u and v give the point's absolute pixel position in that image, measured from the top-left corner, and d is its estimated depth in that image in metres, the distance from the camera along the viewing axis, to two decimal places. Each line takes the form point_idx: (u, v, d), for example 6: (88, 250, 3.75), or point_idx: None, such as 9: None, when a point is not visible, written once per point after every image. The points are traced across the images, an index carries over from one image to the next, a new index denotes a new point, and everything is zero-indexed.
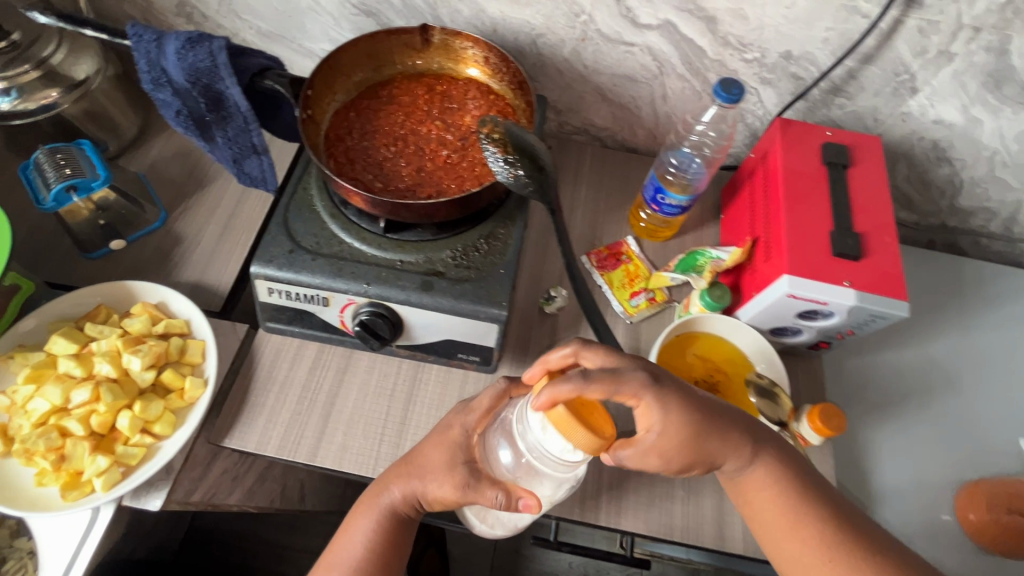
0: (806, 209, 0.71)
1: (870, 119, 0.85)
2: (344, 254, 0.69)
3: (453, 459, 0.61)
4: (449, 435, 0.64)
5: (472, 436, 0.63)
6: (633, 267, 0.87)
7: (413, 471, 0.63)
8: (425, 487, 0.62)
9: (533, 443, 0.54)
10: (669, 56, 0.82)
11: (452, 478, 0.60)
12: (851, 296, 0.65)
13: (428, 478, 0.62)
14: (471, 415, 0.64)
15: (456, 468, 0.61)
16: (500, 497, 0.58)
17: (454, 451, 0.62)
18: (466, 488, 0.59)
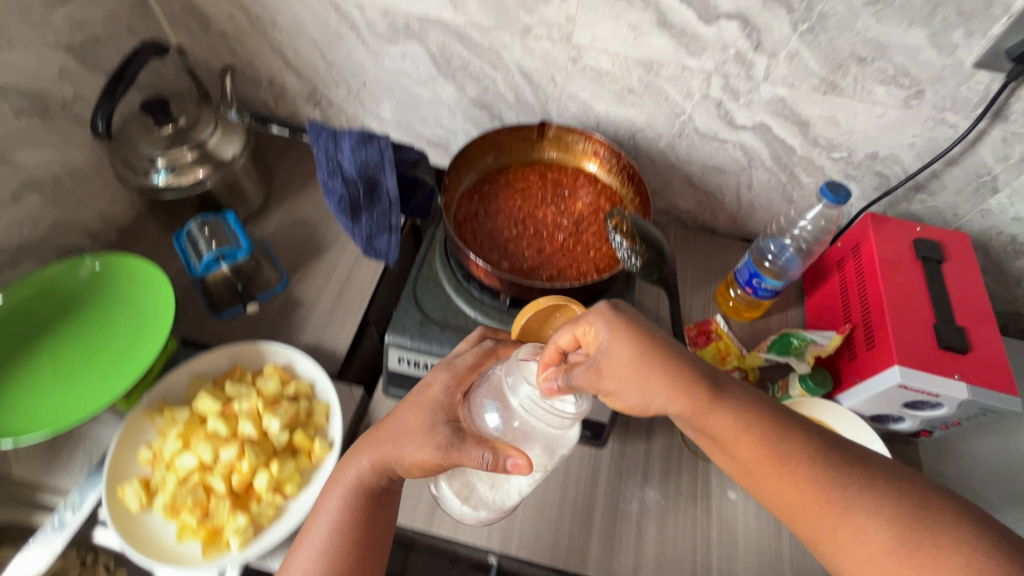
0: (905, 301, 0.75)
1: (949, 214, 0.91)
2: (469, 327, 0.74)
3: (434, 421, 0.58)
4: (427, 393, 0.61)
5: (455, 394, 0.61)
6: (724, 344, 0.88)
7: (389, 438, 0.60)
8: (398, 455, 0.58)
9: (526, 395, 0.53)
10: (759, 152, 0.90)
11: (431, 438, 0.57)
12: (963, 389, 0.67)
13: (404, 442, 0.58)
14: (453, 373, 0.62)
15: (435, 429, 0.57)
16: (486, 456, 0.53)
17: (434, 412, 0.59)
18: (449, 449, 0.56)
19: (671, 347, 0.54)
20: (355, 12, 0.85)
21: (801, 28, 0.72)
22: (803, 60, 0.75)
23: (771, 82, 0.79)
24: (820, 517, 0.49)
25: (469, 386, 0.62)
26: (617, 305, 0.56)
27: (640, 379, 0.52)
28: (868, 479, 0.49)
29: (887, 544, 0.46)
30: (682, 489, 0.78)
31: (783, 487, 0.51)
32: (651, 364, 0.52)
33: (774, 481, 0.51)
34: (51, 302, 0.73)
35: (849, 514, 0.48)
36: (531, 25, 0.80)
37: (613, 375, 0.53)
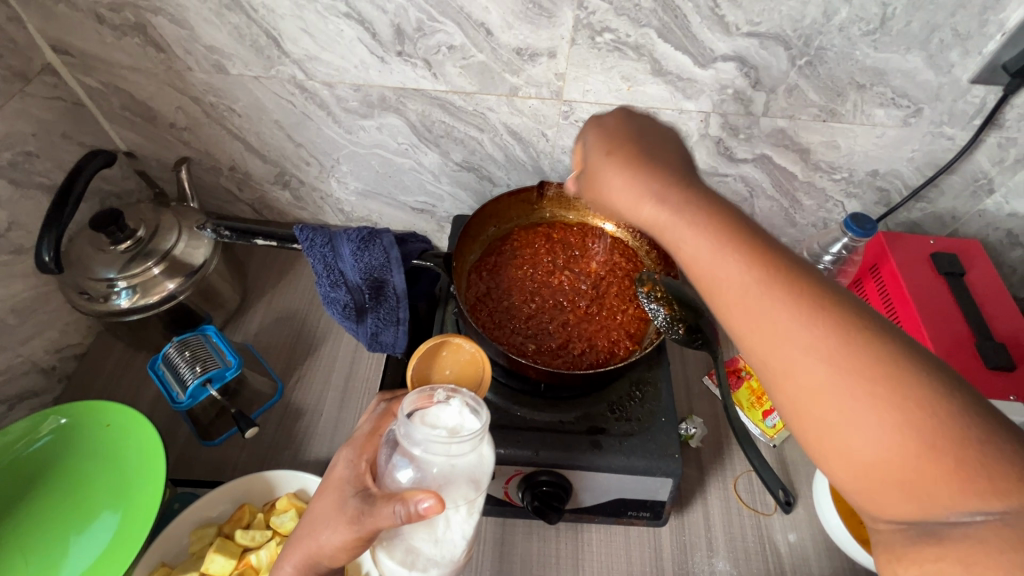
0: (942, 321, 0.73)
1: (949, 218, 0.91)
2: (502, 421, 0.68)
3: (343, 496, 0.52)
4: (335, 477, 0.55)
5: (360, 464, 0.55)
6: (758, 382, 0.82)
7: (308, 530, 0.52)
8: (317, 547, 0.51)
9: (423, 439, 0.48)
10: (760, 182, 0.88)
11: (343, 516, 0.50)
12: (1022, 410, 0.66)
13: (320, 530, 0.51)
14: (353, 446, 0.57)
15: (346, 504, 0.51)
16: (398, 509, 0.46)
17: (342, 488, 0.53)
18: (361, 517, 0.48)
19: (635, 158, 0.48)
20: (324, 91, 0.79)
21: (799, 62, 0.70)
22: (802, 92, 0.73)
23: (770, 116, 0.77)
24: (777, 346, 0.38)
25: (374, 452, 0.57)
26: (604, 117, 0.53)
27: (604, 171, 0.49)
28: (843, 313, 0.38)
29: (846, 372, 0.35)
30: (750, 553, 0.72)
31: (743, 315, 0.40)
32: (618, 153, 0.49)
33: (722, 300, 0.41)
34: (19, 479, 0.65)
35: (797, 344, 0.37)
36: (518, 85, 0.75)
37: (591, 175, 0.51)
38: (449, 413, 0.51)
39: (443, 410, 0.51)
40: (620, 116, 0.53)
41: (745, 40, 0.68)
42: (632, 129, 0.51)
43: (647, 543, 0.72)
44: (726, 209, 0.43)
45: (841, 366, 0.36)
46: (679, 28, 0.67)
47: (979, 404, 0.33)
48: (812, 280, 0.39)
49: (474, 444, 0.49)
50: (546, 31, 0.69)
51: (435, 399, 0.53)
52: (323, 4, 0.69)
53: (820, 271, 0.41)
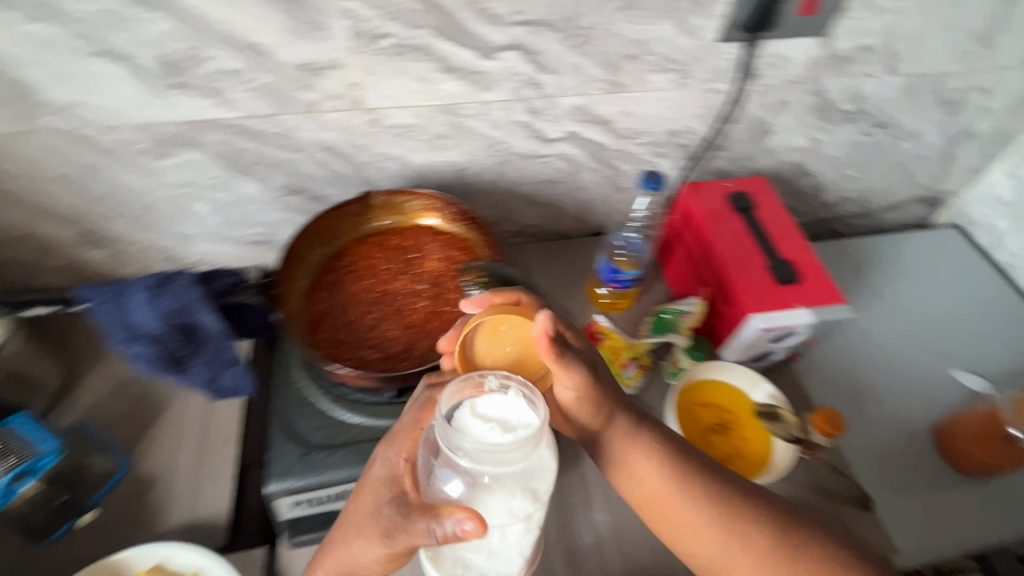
0: (739, 251, 0.83)
1: (744, 159, 1.04)
2: (358, 436, 0.67)
3: (378, 501, 0.54)
4: (370, 476, 0.56)
5: (399, 462, 0.55)
6: (612, 341, 0.93)
7: (343, 544, 0.55)
8: (352, 558, 0.55)
9: (473, 448, 0.46)
10: (579, 157, 0.94)
11: (377, 525, 0.52)
12: (807, 314, 0.76)
13: (354, 544, 0.54)
14: (392, 443, 0.56)
15: (381, 510, 0.53)
16: (433, 531, 0.48)
17: (378, 495, 0.54)
18: (393, 533, 0.51)
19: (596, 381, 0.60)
20: (106, 137, 0.73)
21: (572, 43, 0.76)
22: (585, 69, 0.80)
23: (565, 95, 0.83)
24: (707, 550, 0.57)
25: (412, 448, 0.56)
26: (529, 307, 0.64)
27: (584, 379, 0.59)
28: (741, 508, 0.58)
29: (758, 559, 0.56)
30: (625, 497, 0.77)
31: (680, 518, 0.58)
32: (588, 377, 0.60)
33: (673, 516, 0.59)
34: None
35: (725, 536, 0.57)
36: (315, 101, 0.75)
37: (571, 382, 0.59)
38: (501, 405, 0.50)
39: (503, 403, 0.50)
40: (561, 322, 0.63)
41: (518, 29, 0.73)
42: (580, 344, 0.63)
43: None
44: (668, 439, 0.62)
45: (753, 543, 0.56)
46: (454, 26, 0.71)
47: (830, 551, 0.56)
48: (719, 481, 0.59)
49: (531, 452, 0.47)
50: (324, 43, 0.69)
51: (486, 387, 0.51)
52: (71, 45, 0.64)
53: (723, 468, 0.62)
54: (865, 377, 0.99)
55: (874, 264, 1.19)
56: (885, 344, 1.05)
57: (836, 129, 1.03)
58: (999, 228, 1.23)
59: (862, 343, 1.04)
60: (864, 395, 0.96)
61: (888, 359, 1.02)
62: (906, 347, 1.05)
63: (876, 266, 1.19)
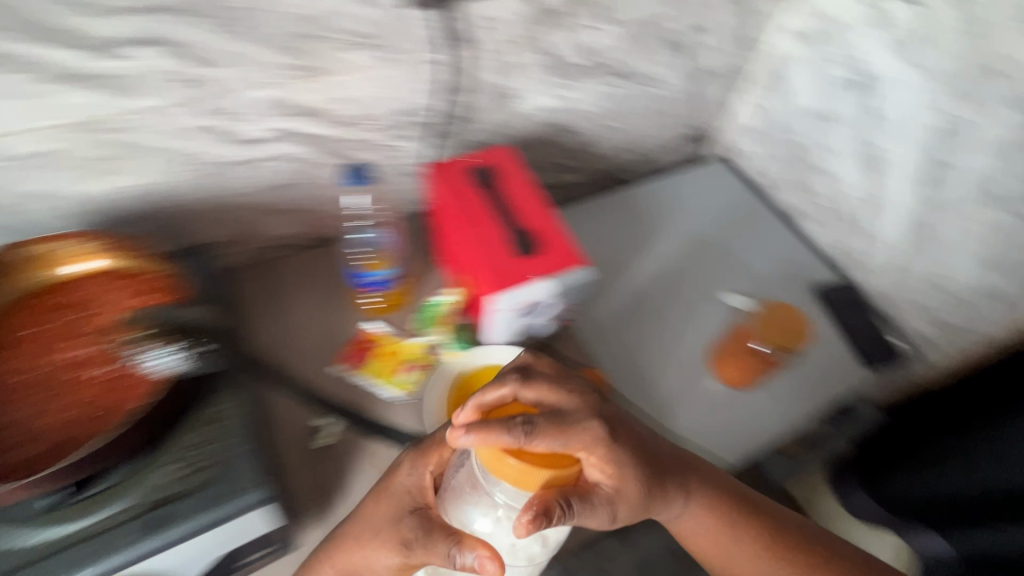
0: (480, 229, 0.79)
1: (499, 127, 1.01)
2: (27, 559, 0.55)
3: (400, 511, 0.60)
4: (394, 482, 0.64)
5: (424, 478, 0.62)
6: (385, 346, 0.86)
7: (357, 565, 0.61)
8: (371, 565, 0.60)
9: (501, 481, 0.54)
10: (305, 154, 0.84)
11: (397, 533, 0.58)
12: (546, 283, 0.74)
13: (370, 544, 0.60)
14: (416, 454, 0.64)
15: (402, 520, 0.59)
16: (453, 552, 0.54)
17: (398, 504, 0.61)
18: (410, 547, 0.57)
19: (637, 455, 0.62)
20: None
21: (220, 29, 0.65)
22: (256, 57, 0.69)
23: (245, 89, 0.72)
24: None
25: (438, 461, 0.63)
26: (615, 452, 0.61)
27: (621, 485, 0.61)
28: (795, 535, 0.73)
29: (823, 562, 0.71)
30: None
31: (712, 549, 0.71)
32: (644, 485, 0.63)
33: (705, 540, 0.71)
34: None
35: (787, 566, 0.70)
36: None
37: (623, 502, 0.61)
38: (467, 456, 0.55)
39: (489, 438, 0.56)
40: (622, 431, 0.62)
41: (134, 15, 0.60)
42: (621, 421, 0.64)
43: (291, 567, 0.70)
44: (728, 496, 0.72)
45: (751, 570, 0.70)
46: (36, 26, 0.57)
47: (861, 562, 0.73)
48: (775, 524, 0.73)
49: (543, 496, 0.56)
50: None
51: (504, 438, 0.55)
52: None
53: (802, 520, 0.75)
54: (644, 324, 1.06)
55: (654, 207, 1.26)
56: (660, 284, 1.13)
57: (580, 84, 1.02)
58: (751, 154, 1.33)
59: (640, 289, 1.11)
60: (641, 340, 1.04)
61: (665, 300, 1.10)
62: (683, 284, 1.13)
63: (658, 208, 1.25)
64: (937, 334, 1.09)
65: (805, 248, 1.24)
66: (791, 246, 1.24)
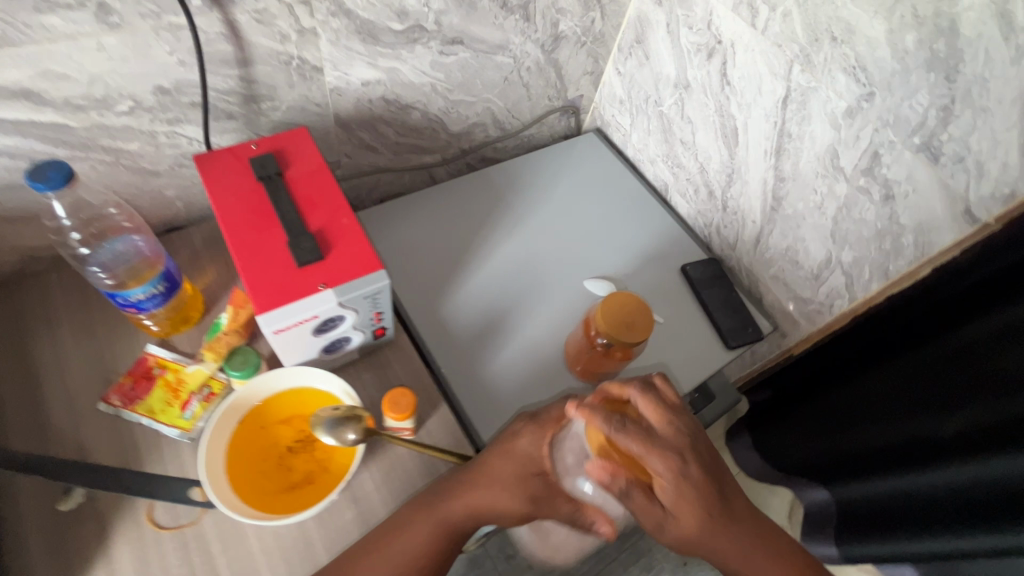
0: (254, 234, 0.66)
1: (312, 105, 0.87)
2: None
3: (525, 471, 0.65)
4: (516, 446, 0.67)
5: (542, 445, 0.66)
6: (171, 376, 0.74)
7: (484, 484, 0.65)
8: (490, 507, 0.64)
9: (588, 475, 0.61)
10: (33, 147, 0.68)
11: (523, 489, 0.64)
12: (329, 295, 0.63)
13: (488, 491, 0.64)
14: (539, 426, 0.68)
15: (530, 480, 0.64)
16: (571, 506, 0.63)
17: (524, 463, 0.66)
18: (535, 502, 0.63)
19: (705, 486, 0.59)
20: None
21: None
22: None
23: None
24: None
25: (555, 435, 0.66)
26: (686, 467, 0.58)
27: (683, 512, 0.59)
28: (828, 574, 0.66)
29: None
30: (175, 573, 0.62)
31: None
32: (698, 507, 0.59)
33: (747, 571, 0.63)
34: None
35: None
36: None
37: (682, 522, 0.59)
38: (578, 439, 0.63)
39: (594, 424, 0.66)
40: (686, 439, 0.59)
41: None
42: (691, 434, 0.60)
43: None
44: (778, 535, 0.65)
45: None
46: None
47: None
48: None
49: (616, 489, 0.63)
50: None
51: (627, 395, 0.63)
52: None
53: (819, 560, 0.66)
54: (496, 316, 0.97)
55: (519, 187, 1.17)
56: (518, 271, 1.03)
57: (406, 53, 0.89)
58: (625, 125, 1.25)
59: (496, 278, 1.01)
60: (493, 336, 0.95)
61: (520, 288, 1.00)
62: (539, 269, 1.04)
63: (520, 188, 1.16)
64: (798, 310, 1.06)
65: (678, 226, 1.19)
66: (661, 223, 1.18)
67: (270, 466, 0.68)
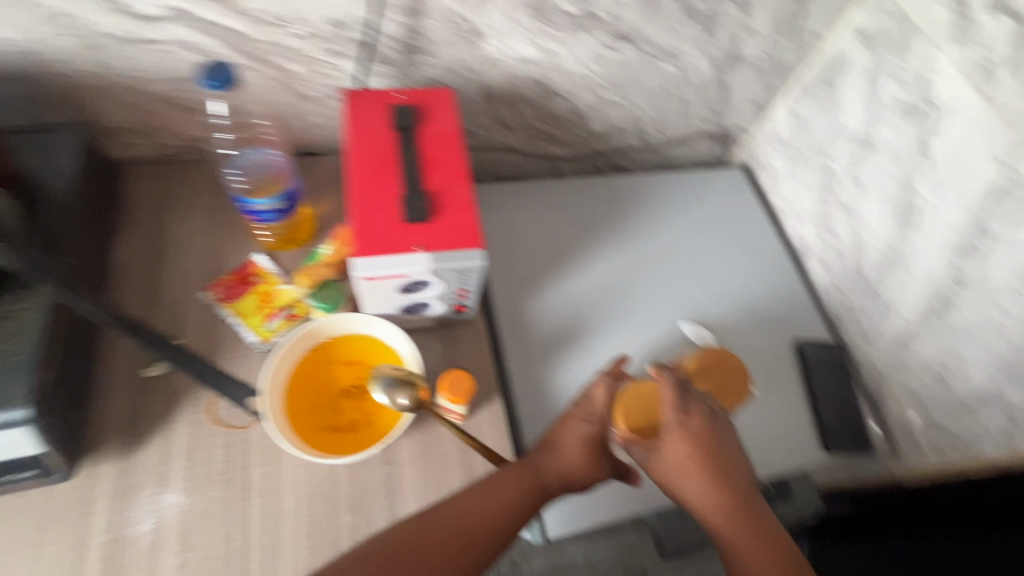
0: (374, 180, 0.66)
1: (465, 70, 0.86)
2: None
3: (591, 437, 0.67)
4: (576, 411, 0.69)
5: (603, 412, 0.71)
6: (264, 286, 0.77)
7: (559, 447, 0.66)
8: (567, 470, 0.65)
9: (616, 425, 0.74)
10: (215, 48, 0.73)
11: (587, 453, 0.67)
12: (422, 260, 0.61)
13: (562, 451, 0.66)
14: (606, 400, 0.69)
15: (599, 453, 0.68)
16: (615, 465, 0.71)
17: (595, 437, 0.68)
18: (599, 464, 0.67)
19: (703, 444, 0.64)
20: None
21: None
22: None
23: None
24: None
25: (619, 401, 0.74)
26: (687, 418, 0.65)
27: (681, 462, 0.63)
28: None
29: None
30: (213, 472, 0.65)
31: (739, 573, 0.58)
32: (696, 458, 0.63)
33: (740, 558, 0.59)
34: None
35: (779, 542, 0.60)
36: None
37: (675, 471, 0.64)
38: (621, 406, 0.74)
39: None
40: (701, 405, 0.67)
41: None
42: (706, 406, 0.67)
43: (77, 492, 0.62)
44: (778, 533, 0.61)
45: None
46: None
47: None
48: None
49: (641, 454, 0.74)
50: None
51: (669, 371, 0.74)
52: None
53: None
54: (575, 326, 0.92)
55: (643, 202, 1.09)
56: (615, 288, 0.97)
57: (570, 39, 0.86)
58: (776, 170, 1.12)
59: (590, 289, 0.96)
60: (570, 347, 0.90)
61: (607, 304, 0.94)
62: (633, 292, 0.97)
63: (642, 203, 1.09)
64: (924, 433, 0.88)
65: (805, 294, 1.04)
66: (787, 285, 1.05)
67: (320, 403, 0.69)
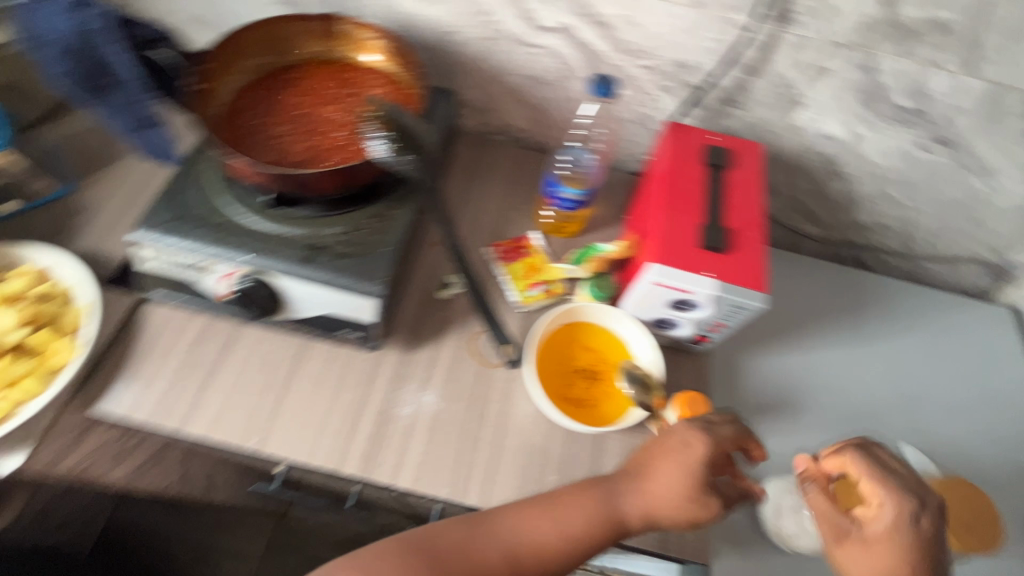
0: (682, 203, 0.74)
1: (765, 131, 0.91)
2: (227, 227, 0.70)
3: (694, 474, 0.60)
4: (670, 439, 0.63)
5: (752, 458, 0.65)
6: (532, 259, 0.88)
7: (643, 478, 0.61)
8: (656, 505, 0.60)
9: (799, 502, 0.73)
10: (573, 61, 0.86)
11: (692, 489, 0.59)
12: (712, 285, 0.67)
13: (646, 482, 0.60)
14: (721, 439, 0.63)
15: (704, 496, 0.60)
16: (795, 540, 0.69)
17: (686, 475, 0.60)
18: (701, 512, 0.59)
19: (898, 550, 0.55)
20: None
21: None
22: None
23: None
24: None
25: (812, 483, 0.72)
26: (882, 509, 0.57)
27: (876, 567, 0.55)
28: None
29: None
30: (461, 394, 0.76)
31: None
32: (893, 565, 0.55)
33: None
34: None
35: None
36: None
37: (855, 563, 0.57)
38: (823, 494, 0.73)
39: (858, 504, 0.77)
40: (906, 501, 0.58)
41: None
42: (907, 502, 0.58)
43: (365, 366, 0.77)
44: None
45: None
46: None
47: None
48: None
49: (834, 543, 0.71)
50: None
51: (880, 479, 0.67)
52: None
53: None
54: (787, 403, 0.88)
55: (888, 309, 1.02)
56: (837, 380, 0.92)
57: (884, 128, 0.86)
58: None
59: (811, 371, 0.92)
60: (777, 419, 0.86)
61: (826, 395, 0.90)
62: (857, 394, 0.91)
63: (886, 309, 1.02)
64: None
65: None
66: None
67: (559, 371, 0.77)
